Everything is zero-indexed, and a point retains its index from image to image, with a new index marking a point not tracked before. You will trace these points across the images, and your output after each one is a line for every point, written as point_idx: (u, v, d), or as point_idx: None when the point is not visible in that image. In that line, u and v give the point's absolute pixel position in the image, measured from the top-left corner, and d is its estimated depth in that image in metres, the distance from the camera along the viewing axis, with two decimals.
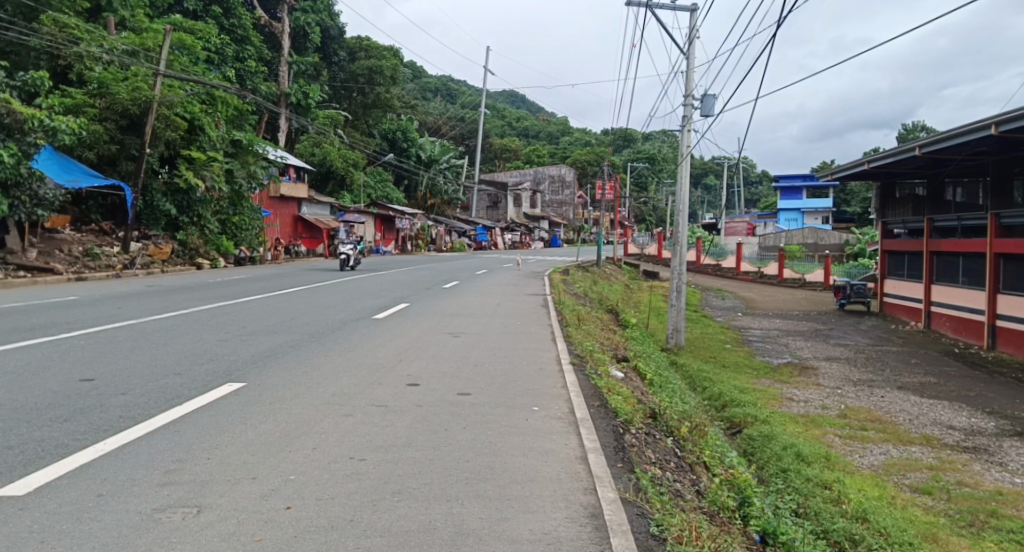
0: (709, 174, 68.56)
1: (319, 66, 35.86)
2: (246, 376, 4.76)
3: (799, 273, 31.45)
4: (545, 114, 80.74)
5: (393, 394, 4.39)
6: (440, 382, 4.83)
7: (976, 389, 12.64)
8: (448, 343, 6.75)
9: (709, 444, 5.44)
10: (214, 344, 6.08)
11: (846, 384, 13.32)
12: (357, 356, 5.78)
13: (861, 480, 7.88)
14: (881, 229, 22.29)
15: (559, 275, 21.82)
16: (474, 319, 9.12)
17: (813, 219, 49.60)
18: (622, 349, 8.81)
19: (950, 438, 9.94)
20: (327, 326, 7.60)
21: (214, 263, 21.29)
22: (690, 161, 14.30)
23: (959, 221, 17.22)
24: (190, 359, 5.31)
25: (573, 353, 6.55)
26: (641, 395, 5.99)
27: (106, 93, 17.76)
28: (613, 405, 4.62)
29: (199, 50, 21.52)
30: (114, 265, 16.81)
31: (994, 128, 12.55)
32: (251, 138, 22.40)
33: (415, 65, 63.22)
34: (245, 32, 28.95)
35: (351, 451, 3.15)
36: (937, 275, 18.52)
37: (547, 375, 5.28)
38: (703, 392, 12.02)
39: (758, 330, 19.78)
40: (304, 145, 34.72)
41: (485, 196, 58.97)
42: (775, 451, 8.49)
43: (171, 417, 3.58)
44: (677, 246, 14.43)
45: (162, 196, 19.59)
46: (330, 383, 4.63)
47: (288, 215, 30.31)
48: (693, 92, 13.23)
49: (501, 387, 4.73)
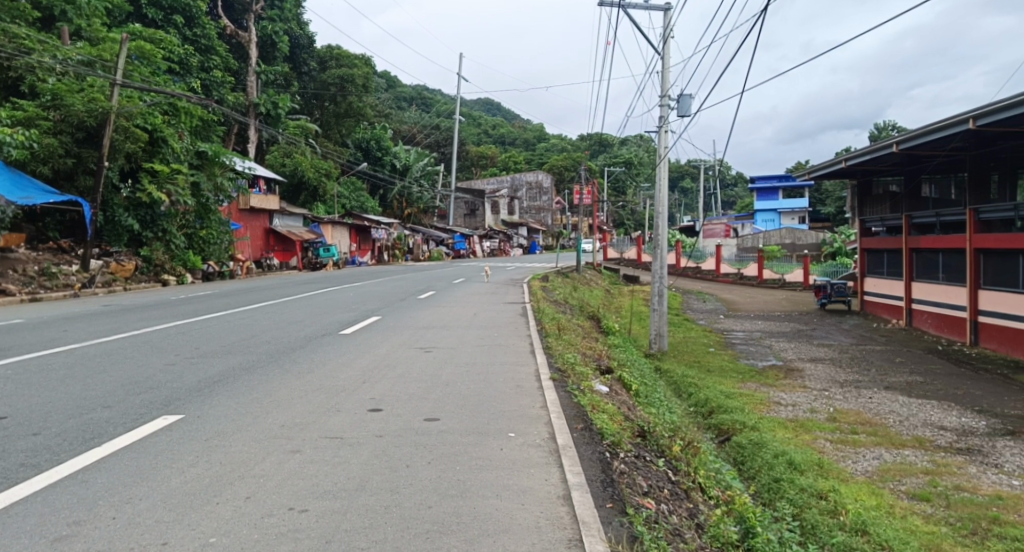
0: (686, 177, 68.96)
1: (288, 76, 35.32)
2: (186, 407, 4.21)
3: (778, 273, 31.51)
4: (521, 121, 80.86)
5: (351, 423, 3.87)
6: (406, 405, 4.35)
7: (963, 386, 12.47)
8: (420, 360, 6.25)
9: (702, 462, 5.04)
10: (158, 370, 5.47)
11: (832, 385, 13.09)
12: (317, 378, 5.26)
13: (857, 488, 7.52)
14: (860, 227, 22.29)
15: (538, 281, 21.50)
16: (448, 332, 8.63)
17: (790, 219, 50.15)
18: (605, 359, 8.34)
19: (942, 439, 9.69)
20: (289, 344, 7.04)
21: (181, 279, 20.40)
22: (668, 163, 13.98)
23: (937, 217, 17.18)
24: (126, 388, 4.72)
25: (554, 367, 6.09)
26: (628, 410, 5.54)
27: (61, 104, 16.84)
28: (599, 425, 4.16)
29: (158, 58, 20.83)
30: (72, 284, 15.99)
31: (972, 121, 12.43)
32: (217, 149, 21.83)
33: (389, 75, 62.87)
34: (209, 42, 28.29)
35: (292, 501, 2.66)
36: (917, 272, 18.47)
37: (525, 394, 4.82)
38: (689, 398, 11.68)
39: (741, 332, 19.56)
40: (274, 156, 34.02)
41: (462, 204, 58.47)
42: (766, 460, 8.14)
43: (83, 462, 3.04)
44: (657, 249, 14.10)
45: (124, 210, 18.87)
46: (282, 411, 4.11)
47: (260, 227, 29.47)
48: (668, 92, 13.02)
49: (473, 410, 4.26)
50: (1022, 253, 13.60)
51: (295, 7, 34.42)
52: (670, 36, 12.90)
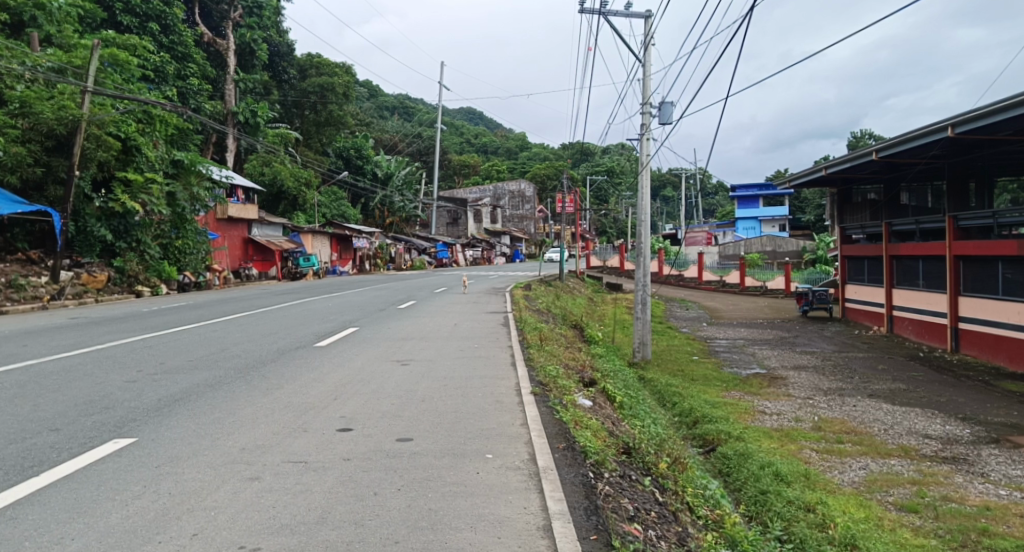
0: (668, 186, 69.36)
1: (267, 83, 34.91)
2: (140, 429, 3.91)
3: (760, 280, 31.71)
4: (504, 130, 81.01)
5: (317, 445, 3.61)
6: (378, 424, 4.10)
7: (946, 393, 12.50)
8: (396, 374, 6.00)
9: (689, 479, 4.85)
10: (116, 388, 5.13)
11: (817, 394, 13.02)
12: (286, 395, 4.98)
13: (845, 500, 7.38)
14: (840, 235, 22.45)
15: (521, 290, 21.33)
16: (427, 343, 8.37)
17: (770, 227, 50.68)
18: (589, 370, 8.14)
19: (927, 448, 9.63)
20: (261, 358, 6.75)
21: (155, 290, 19.99)
22: (651, 172, 13.89)
23: (917, 225, 17.33)
24: (78, 408, 4.39)
25: (535, 380, 5.86)
26: (612, 425, 5.33)
27: (29, 112, 16.31)
28: (581, 444, 3.95)
29: (132, 65, 20.40)
30: (41, 296, 15.47)
31: (951, 129, 12.51)
32: (193, 157, 21.41)
33: (371, 84, 62.55)
34: (185, 49, 27.87)
35: (244, 538, 2.40)
36: (897, 279, 18.61)
37: (505, 410, 4.60)
38: (674, 408, 11.52)
39: (725, 340, 19.52)
40: (253, 164, 33.58)
41: (445, 212, 58.09)
42: (752, 471, 7.99)
43: (14, 496, 2.73)
44: (640, 257, 13.97)
45: (96, 220, 18.28)
46: (243, 433, 3.82)
47: (238, 237, 28.94)
48: (650, 100, 12.98)
49: (449, 428, 4.02)
50: (1001, 259, 13.70)
51: (274, 15, 34.12)
52: (651, 44, 12.88)
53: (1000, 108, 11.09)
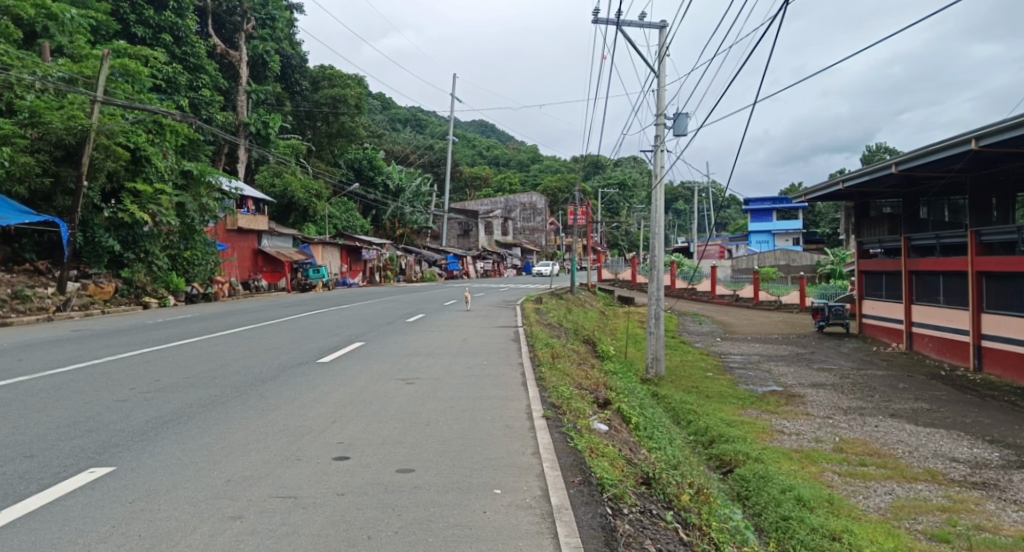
0: (679, 199, 69.03)
1: (279, 95, 35.09)
2: (120, 455, 3.63)
3: (774, 295, 31.17)
4: (516, 143, 81.07)
5: (310, 477, 3.32)
6: (377, 452, 3.80)
7: (971, 414, 12.02)
8: (399, 394, 5.71)
9: (713, 511, 4.51)
10: (106, 407, 4.88)
11: (836, 412, 12.57)
12: (282, 417, 4.69)
13: (872, 528, 6.96)
14: (857, 249, 21.96)
15: (532, 303, 21.04)
16: (433, 360, 8.10)
17: (784, 240, 49.96)
18: (603, 389, 7.80)
19: (955, 473, 9.17)
20: (260, 375, 6.49)
21: (163, 301, 19.72)
22: (664, 185, 13.60)
23: (937, 239, 16.89)
24: (60, 431, 4.13)
25: (547, 401, 5.54)
26: (630, 452, 4.99)
27: (39, 122, 16.33)
28: (598, 475, 3.63)
29: (144, 76, 20.48)
30: (46, 307, 15.35)
31: (974, 142, 12.09)
32: (203, 167, 21.40)
33: (383, 97, 62.97)
34: (198, 61, 28.06)
35: None
36: (916, 295, 18.13)
37: (514, 437, 4.28)
38: (688, 426, 11.15)
39: (739, 356, 19.07)
40: (264, 176, 33.65)
41: (455, 224, 57.93)
42: (772, 495, 7.60)
43: None
44: (653, 271, 13.60)
45: (105, 231, 18.25)
46: (232, 461, 3.55)
47: (248, 248, 28.84)
48: (664, 112, 12.70)
49: (453, 458, 3.71)
50: None
51: (287, 28, 34.38)
52: (665, 55, 12.63)
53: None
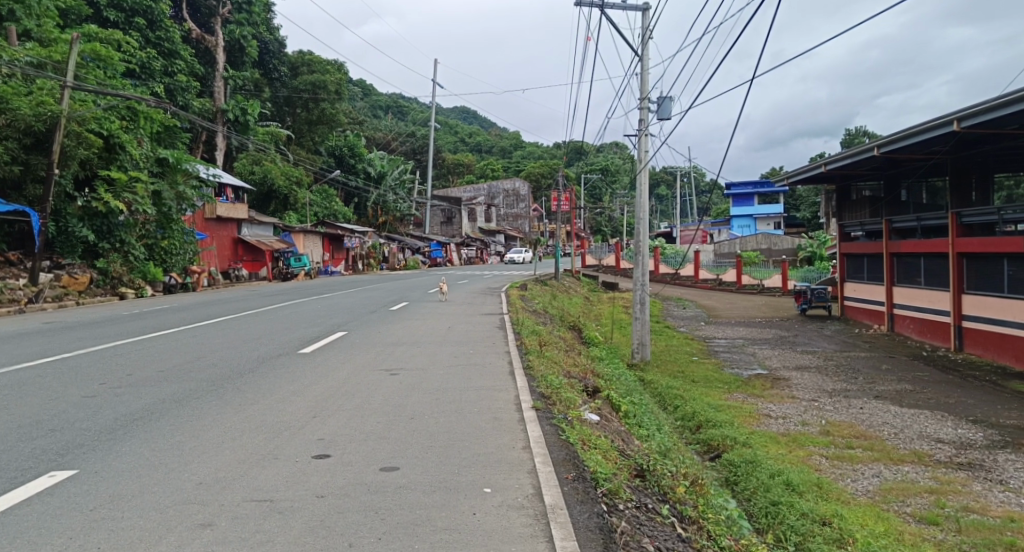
0: (661, 184, 69.21)
1: (256, 81, 34.31)
2: (82, 457, 3.36)
3: (757, 279, 31.31)
4: (498, 129, 80.51)
5: (287, 478, 3.12)
6: (359, 449, 3.60)
7: (954, 395, 12.12)
8: (384, 386, 5.50)
9: (708, 502, 4.38)
10: (71, 404, 4.58)
11: (821, 395, 12.60)
12: (259, 413, 4.46)
13: (861, 511, 6.93)
14: (839, 232, 22.05)
15: (517, 290, 20.87)
16: (417, 350, 7.89)
17: (765, 225, 50.30)
18: (591, 377, 7.65)
19: (942, 454, 9.21)
20: (239, 368, 6.22)
21: (140, 292, 19.26)
22: (649, 169, 13.44)
23: (918, 222, 16.98)
24: (20, 431, 3.84)
25: (536, 391, 5.38)
26: (623, 443, 4.84)
27: (6, 108, 15.61)
28: (591, 470, 3.47)
29: (115, 61, 19.79)
30: (18, 299, 14.78)
31: (957, 123, 12.05)
32: (179, 155, 20.86)
33: (364, 83, 62.01)
34: (172, 45, 27.23)
35: None
36: (898, 277, 18.27)
37: (503, 430, 4.11)
38: (675, 412, 11.09)
39: (724, 340, 19.08)
40: (243, 163, 33.03)
41: (439, 211, 57.36)
42: (762, 480, 7.53)
43: None
44: (639, 255, 13.44)
45: (78, 220, 17.67)
46: (206, 462, 3.33)
47: (227, 237, 28.26)
48: (648, 95, 12.52)
49: (440, 454, 3.52)
50: (1006, 257, 13.29)
51: (263, 11, 33.52)
52: (649, 37, 12.44)
53: (1007, 101, 10.66)
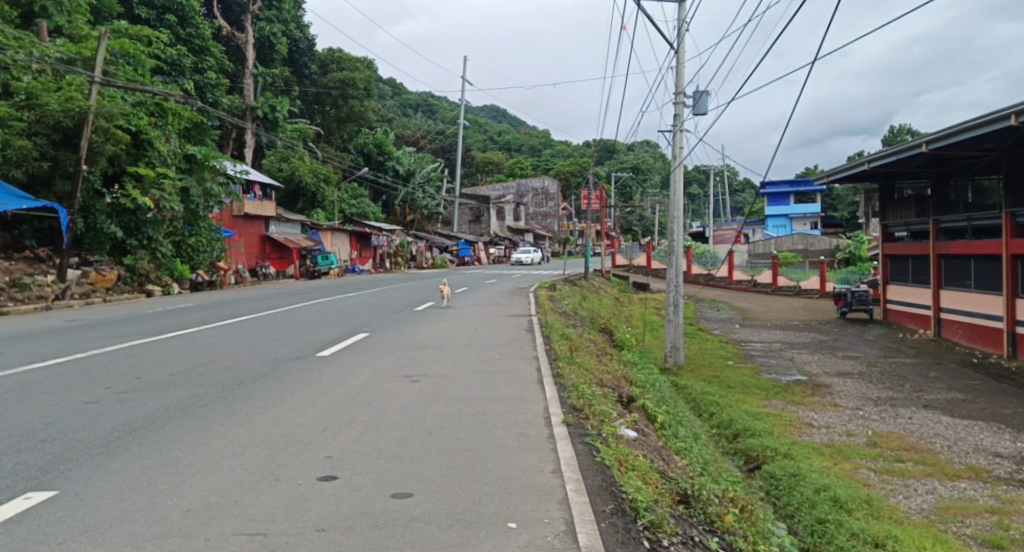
0: (693, 183, 67.97)
1: (287, 79, 34.50)
2: (66, 477, 3.06)
3: (794, 280, 30.22)
4: (528, 128, 80.20)
5: (285, 505, 2.76)
6: (370, 470, 3.24)
7: (1010, 405, 11.29)
8: (402, 394, 5.16)
9: (760, 530, 3.89)
10: (71, 412, 4.33)
11: (865, 403, 11.88)
12: (267, 424, 4.14)
13: (917, 533, 6.30)
14: (881, 233, 21.08)
15: (546, 291, 20.44)
16: (440, 354, 7.53)
17: (802, 225, 48.84)
18: (624, 385, 7.18)
19: (1001, 469, 8.48)
20: (252, 372, 5.94)
21: (166, 289, 19.33)
22: (685, 167, 12.88)
23: (969, 222, 16.03)
24: (8, 443, 3.58)
25: (567, 403, 4.96)
26: (664, 463, 4.39)
27: (36, 104, 15.88)
28: (632, 498, 3.05)
29: (144, 57, 19.87)
30: (45, 295, 14.96)
31: (1013, 118, 11.19)
32: (208, 151, 20.93)
33: (394, 83, 62.36)
34: (203, 43, 27.45)
35: None
36: (945, 279, 17.30)
37: (530, 449, 3.70)
38: (710, 419, 10.55)
39: (760, 343, 18.34)
40: (271, 161, 33.22)
41: (467, 209, 57.21)
42: (806, 496, 6.96)
43: None
44: (672, 255, 12.90)
45: (107, 217, 17.91)
46: (200, 484, 2.99)
47: (255, 234, 28.47)
48: (683, 89, 11.99)
49: (460, 479, 3.13)
50: None
51: (293, 9, 33.69)
52: (684, 28, 11.91)
53: None
